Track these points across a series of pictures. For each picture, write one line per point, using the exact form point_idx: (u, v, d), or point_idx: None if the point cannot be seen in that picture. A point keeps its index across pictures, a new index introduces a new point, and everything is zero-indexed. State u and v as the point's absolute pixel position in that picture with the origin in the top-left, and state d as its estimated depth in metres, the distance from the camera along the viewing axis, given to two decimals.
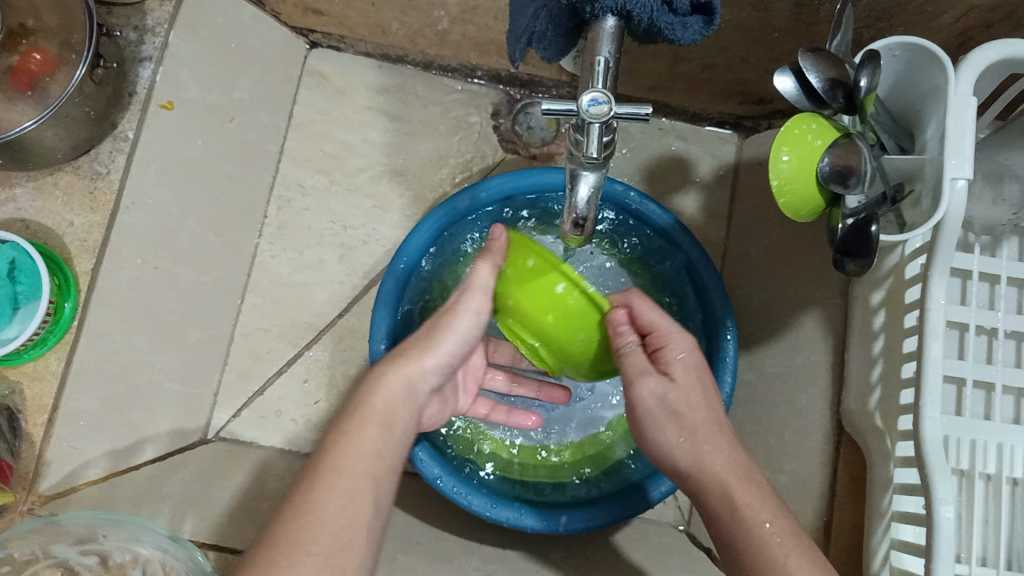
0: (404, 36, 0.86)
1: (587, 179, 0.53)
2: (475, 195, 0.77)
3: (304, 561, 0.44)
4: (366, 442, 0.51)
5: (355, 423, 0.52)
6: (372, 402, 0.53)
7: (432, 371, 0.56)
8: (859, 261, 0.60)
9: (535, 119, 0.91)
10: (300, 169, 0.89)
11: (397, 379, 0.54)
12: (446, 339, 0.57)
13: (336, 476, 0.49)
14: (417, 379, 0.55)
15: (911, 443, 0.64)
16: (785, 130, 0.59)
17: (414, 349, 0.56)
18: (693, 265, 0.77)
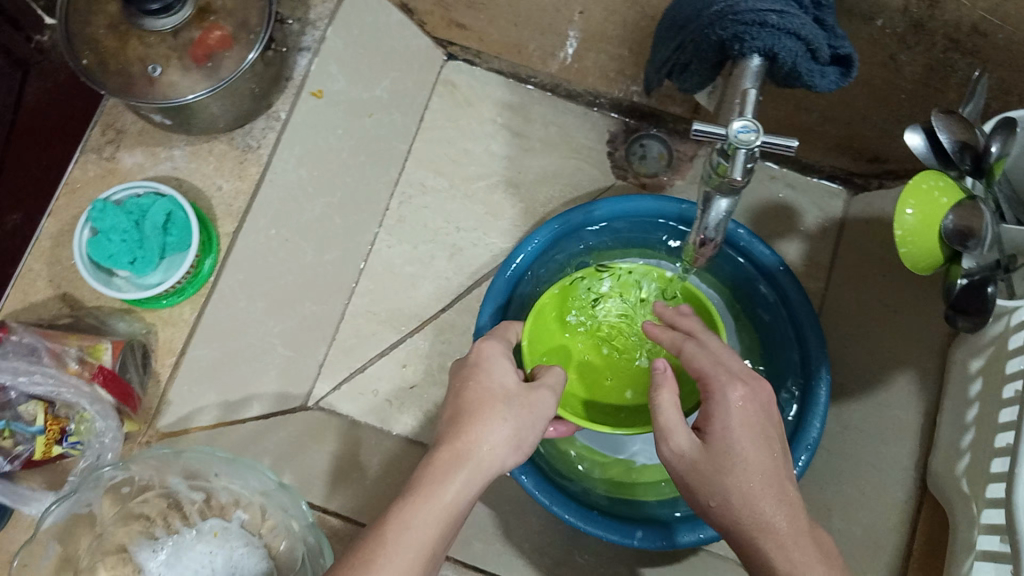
0: (537, 58, 0.91)
1: (719, 204, 0.56)
2: (588, 214, 0.81)
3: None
4: (410, 534, 0.50)
5: (413, 510, 0.51)
6: (427, 492, 0.51)
7: (494, 452, 0.54)
8: (971, 320, 0.62)
9: (648, 151, 0.95)
10: (422, 169, 0.93)
11: (450, 465, 0.52)
12: (516, 423, 0.55)
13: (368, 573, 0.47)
14: (485, 463, 0.53)
15: (1000, 511, 0.63)
16: (910, 184, 0.61)
17: (474, 424, 0.54)
18: (793, 307, 0.79)
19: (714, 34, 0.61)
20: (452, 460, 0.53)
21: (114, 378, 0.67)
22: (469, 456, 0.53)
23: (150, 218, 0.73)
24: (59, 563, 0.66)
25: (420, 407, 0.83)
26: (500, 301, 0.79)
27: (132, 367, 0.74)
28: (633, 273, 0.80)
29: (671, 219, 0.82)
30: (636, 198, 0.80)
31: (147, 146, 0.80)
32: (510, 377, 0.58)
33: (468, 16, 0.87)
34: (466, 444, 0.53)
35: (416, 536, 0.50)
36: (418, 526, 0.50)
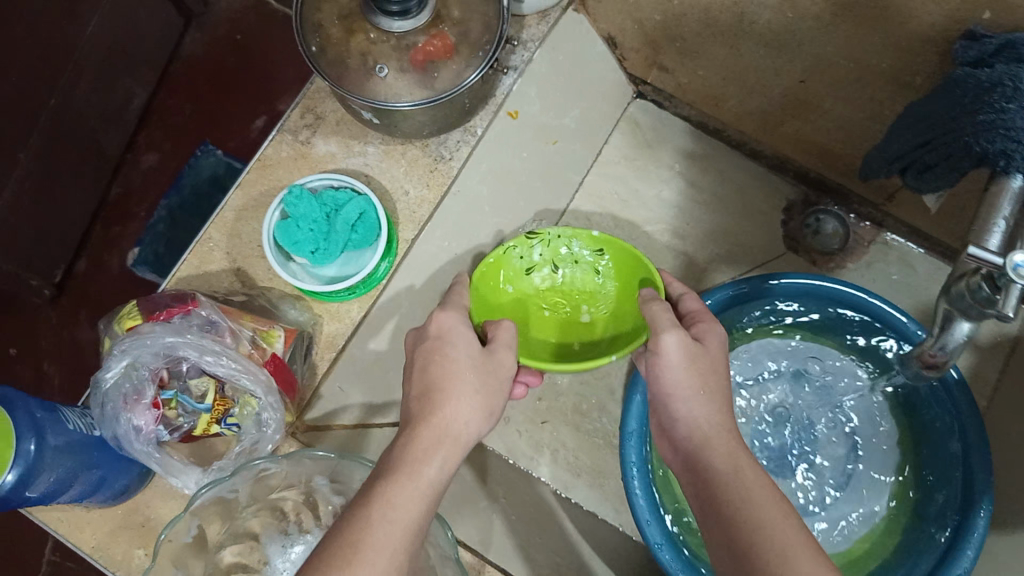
0: (733, 114, 0.88)
1: (962, 326, 0.55)
2: (765, 287, 0.79)
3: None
4: (402, 507, 0.50)
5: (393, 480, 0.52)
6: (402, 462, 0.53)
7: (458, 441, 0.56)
8: None
9: (824, 226, 0.91)
10: (591, 204, 0.94)
11: (423, 443, 0.55)
12: (478, 384, 0.59)
13: (374, 534, 0.48)
14: (454, 432, 0.57)
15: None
16: None
17: (435, 399, 0.57)
18: (961, 421, 0.74)
19: (979, 145, 0.58)
20: (431, 441, 0.55)
21: (281, 368, 0.68)
22: (441, 431, 0.56)
23: (343, 213, 0.72)
24: (195, 543, 0.66)
25: (549, 443, 0.86)
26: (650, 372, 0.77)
27: (298, 356, 0.72)
28: (561, 237, 0.77)
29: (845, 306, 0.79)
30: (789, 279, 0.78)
31: (342, 136, 0.80)
32: (465, 346, 0.61)
33: (674, 61, 0.85)
34: (435, 425, 0.56)
35: (402, 515, 0.50)
36: (393, 499, 0.50)
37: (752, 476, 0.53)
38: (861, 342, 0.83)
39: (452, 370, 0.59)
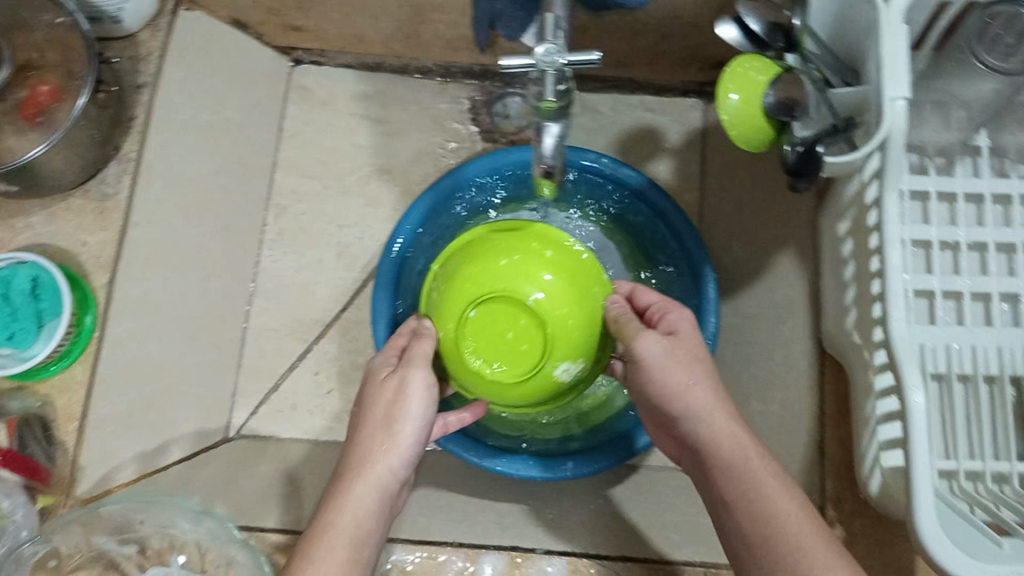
0: (379, 42, 0.90)
1: (550, 130, 0.59)
2: (457, 178, 0.81)
3: None
4: (358, 494, 0.58)
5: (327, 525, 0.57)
6: (353, 486, 0.58)
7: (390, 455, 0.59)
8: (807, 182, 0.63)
9: (511, 108, 0.94)
10: (294, 177, 0.92)
11: (380, 425, 0.60)
12: (378, 422, 0.60)
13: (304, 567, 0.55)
14: (381, 464, 0.59)
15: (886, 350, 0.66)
16: (728, 71, 0.63)
17: (366, 440, 0.60)
18: (669, 216, 0.81)
19: None
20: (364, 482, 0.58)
21: (13, 457, 0.74)
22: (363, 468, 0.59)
23: (15, 287, 0.74)
24: None
25: (342, 407, 0.85)
26: (389, 307, 0.78)
27: (32, 441, 0.77)
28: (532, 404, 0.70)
29: None
30: (477, 161, 0.81)
31: (5, 220, 0.83)
32: (383, 372, 0.63)
33: (300, 16, 0.87)
34: (360, 460, 0.59)
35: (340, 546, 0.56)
36: (338, 518, 0.57)
37: (764, 466, 0.56)
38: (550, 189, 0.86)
39: (374, 412, 0.60)
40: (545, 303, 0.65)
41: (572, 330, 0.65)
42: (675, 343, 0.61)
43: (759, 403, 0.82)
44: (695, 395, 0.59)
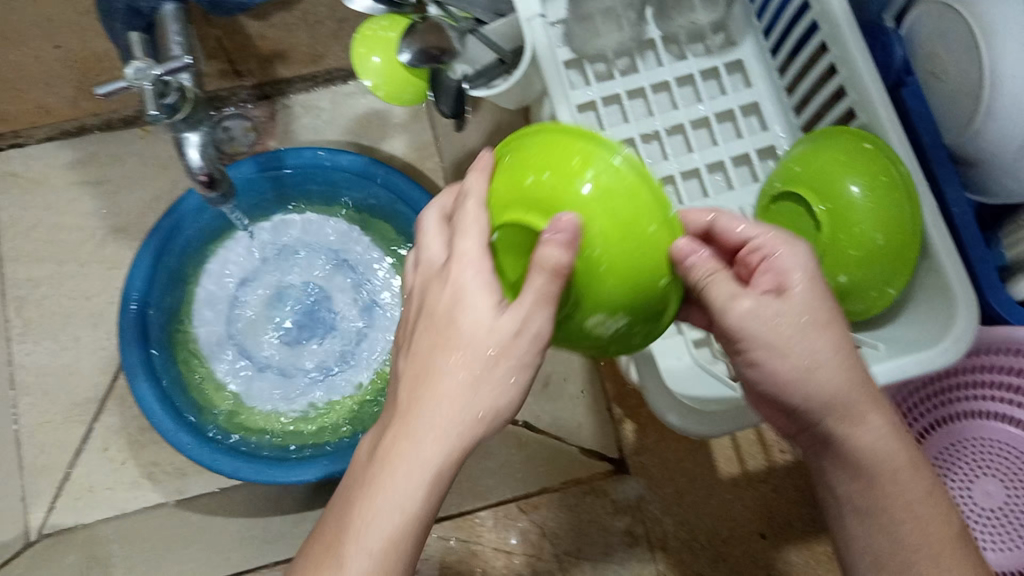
0: (67, 106, 0.87)
1: (190, 141, 0.59)
2: (177, 212, 0.78)
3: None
4: (393, 474, 0.38)
5: (367, 468, 0.40)
6: (390, 451, 0.39)
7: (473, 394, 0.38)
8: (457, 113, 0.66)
9: (232, 129, 0.94)
10: (26, 264, 0.89)
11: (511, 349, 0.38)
12: (452, 343, 0.38)
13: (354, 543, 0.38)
14: (443, 409, 0.38)
15: None
16: (358, 39, 0.64)
17: (436, 348, 0.39)
18: (395, 186, 0.82)
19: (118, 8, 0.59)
20: (435, 429, 0.38)
21: None
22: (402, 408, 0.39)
23: None
24: None
25: (141, 474, 0.84)
26: (143, 356, 0.75)
27: None
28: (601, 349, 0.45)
29: (255, 177, 0.81)
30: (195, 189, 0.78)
31: None
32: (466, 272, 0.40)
33: None
34: (427, 391, 0.38)
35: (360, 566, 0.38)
36: (370, 511, 0.39)
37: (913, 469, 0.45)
38: (276, 196, 0.85)
39: (424, 334, 0.40)
40: (596, 235, 0.42)
41: (648, 248, 0.42)
42: (812, 281, 0.42)
43: None
44: (872, 430, 0.44)
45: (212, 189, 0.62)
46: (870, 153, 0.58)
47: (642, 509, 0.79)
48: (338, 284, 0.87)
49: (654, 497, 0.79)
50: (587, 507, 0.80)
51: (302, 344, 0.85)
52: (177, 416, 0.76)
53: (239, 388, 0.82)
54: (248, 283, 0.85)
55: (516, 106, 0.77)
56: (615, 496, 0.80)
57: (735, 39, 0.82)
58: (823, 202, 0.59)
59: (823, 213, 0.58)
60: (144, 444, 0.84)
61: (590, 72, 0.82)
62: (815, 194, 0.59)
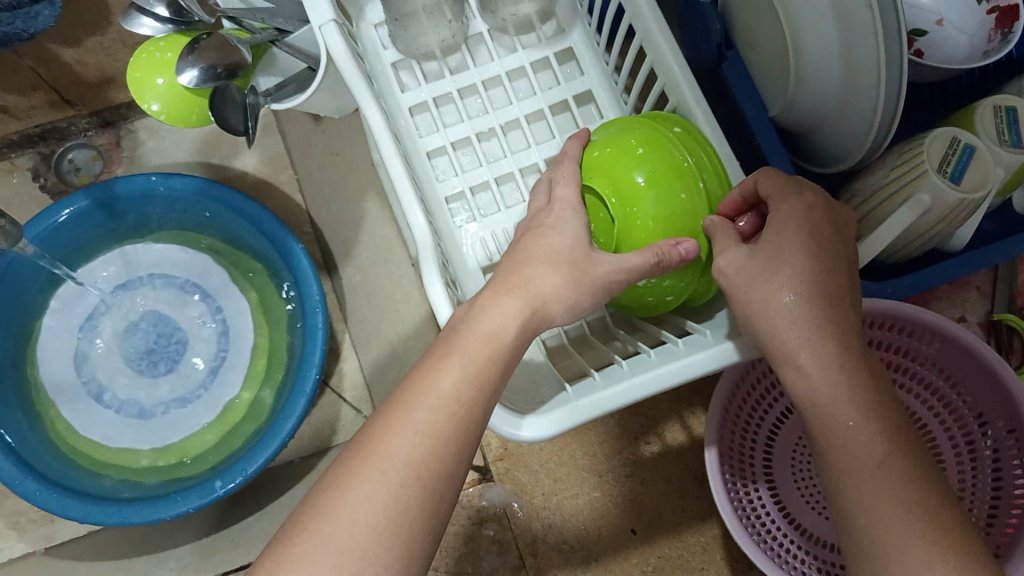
0: None
1: None
2: (0, 256, 0.73)
3: (335, 527, 0.41)
4: (407, 450, 0.43)
5: (379, 431, 0.44)
6: (409, 410, 0.45)
7: (469, 379, 0.46)
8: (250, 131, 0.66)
9: (78, 161, 0.92)
10: None
11: (489, 352, 0.47)
12: (469, 342, 0.47)
13: (356, 493, 0.42)
14: (447, 393, 0.45)
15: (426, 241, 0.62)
16: (139, 63, 0.62)
17: (440, 354, 0.47)
18: (236, 204, 0.77)
19: None
20: (452, 404, 0.45)
21: None
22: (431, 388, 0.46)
23: None
24: None
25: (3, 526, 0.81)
26: None
27: None
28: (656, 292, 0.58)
29: (87, 211, 0.77)
30: (30, 226, 0.73)
31: None
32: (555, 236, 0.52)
33: None
34: (439, 377, 0.46)
35: (363, 515, 0.41)
36: (381, 461, 0.43)
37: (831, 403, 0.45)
38: (115, 225, 0.81)
39: (482, 315, 0.49)
40: (635, 183, 0.58)
41: (682, 204, 0.58)
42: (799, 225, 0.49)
43: (400, 342, 0.84)
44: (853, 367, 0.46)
45: None
46: (651, 149, 0.59)
47: (509, 515, 0.77)
48: (193, 314, 0.84)
49: (522, 503, 0.77)
50: (451, 520, 0.78)
51: (158, 377, 0.82)
52: (20, 463, 0.70)
53: (101, 434, 0.79)
54: (113, 320, 0.83)
55: (338, 111, 0.76)
56: (480, 505, 0.78)
57: (564, 27, 0.80)
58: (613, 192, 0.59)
59: (613, 205, 0.59)
60: (4, 495, 0.81)
61: (420, 73, 0.80)
62: (606, 183, 0.59)
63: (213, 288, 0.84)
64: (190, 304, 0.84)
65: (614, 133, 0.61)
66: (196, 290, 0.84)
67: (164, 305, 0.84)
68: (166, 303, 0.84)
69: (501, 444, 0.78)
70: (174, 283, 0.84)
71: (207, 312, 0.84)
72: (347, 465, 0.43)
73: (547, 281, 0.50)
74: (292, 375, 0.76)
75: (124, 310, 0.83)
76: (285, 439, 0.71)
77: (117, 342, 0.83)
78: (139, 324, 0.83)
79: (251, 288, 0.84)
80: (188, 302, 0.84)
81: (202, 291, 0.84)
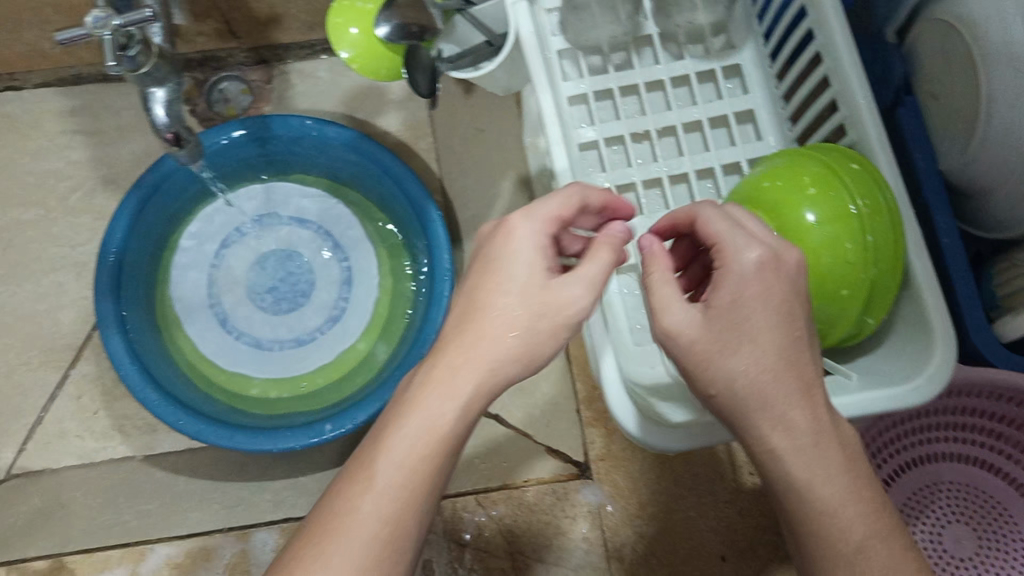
0: (63, 53, 0.87)
1: (157, 96, 0.58)
2: (158, 168, 0.76)
3: (355, 520, 0.42)
4: (401, 455, 0.43)
5: (392, 412, 0.45)
6: (425, 385, 0.44)
7: (510, 356, 0.45)
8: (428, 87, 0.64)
9: (229, 91, 0.94)
10: (15, 207, 0.90)
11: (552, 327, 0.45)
12: (489, 316, 0.45)
13: (370, 482, 0.43)
14: (477, 365, 0.44)
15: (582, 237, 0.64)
16: (339, 8, 0.63)
17: (477, 317, 0.45)
18: (383, 163, 0.79)
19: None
20: (473, 376, 0.44)
21: None
22: (459, 361, 0.45)
23: None
24: None
25: (110, 425, 0.84)
26: (117, 310, 0.74)
27: None
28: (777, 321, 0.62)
29: (242, 142, 0.79)
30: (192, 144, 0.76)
31: None
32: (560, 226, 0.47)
33: None
34: (474, 346, 0.45)
35: (372, 506, 0.42)
36: (391, 451, 0.43)
37: None
38: (263, 161, 0.84)
39: (523, 274, 0.46)
40: (801, 223, 0.60)
41: (843, 255, 0.59)
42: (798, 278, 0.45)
43: None
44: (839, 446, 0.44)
45: (179, 148, 0.61)
46: (822, 191, 0.60)
47: (603, 516, 0.77)
48: (324, 261, 0.86)
49: (617, 506, 0.77)
50: (545, 510, 0.78)
51: (274, 322, 0.85)
52: (145, 371, 0.73)
53: (222, 357, 0.82)
54: (249, 250, 0.86)
55: (505, 91, 0.76)
56: (577, 501, 0.78)
57: (736, 44, 0.79)
58: (778, 224, 0.62)
59: (774, 237, 0.61)
60: (117, 397, 0.85)
61: (584, 65, 0.80)
62: (772, 215, 0.62)
63: (345, 237, 0.86)
64: (323, 246, 0.86)
65: (786, 165, 0.63)
66: (329, 234, 0.86)
67: (297, 243, 0.86)
68: (299, 240, 0.86)
69: (605, 444, 0.79)
70: (311, 224, 0.86)
71: (337, 257, 0.86)
72: (362, 452, 0.44)
73: (571, 280, 0.45)
74: (412, 335, 0.77)
75: (260, 241, 0.86)
76: (396, 396, 0.73)
77: (250, 271, 0.85)
78: (272, 256, 0.86)
79: (383, 244, 0.85)
80: (320, 244, 0.86)
81: (335, 237, 0.86)
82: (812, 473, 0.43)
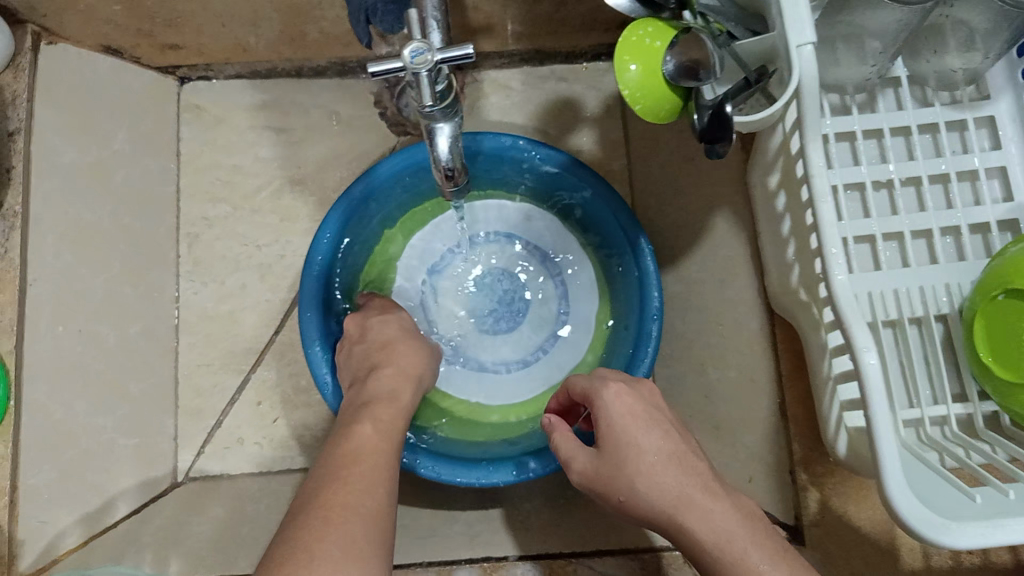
0: (264, 48, 0.85)
1: (442, 130, 0.55)
2: (370, 179, 0.75)
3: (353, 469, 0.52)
4: (364, 442, 0.56)
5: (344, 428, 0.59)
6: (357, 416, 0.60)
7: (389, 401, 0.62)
8: (724, 143, 0.58)
9: None
10: (200, 203, 0.88)
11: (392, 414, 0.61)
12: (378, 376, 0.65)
13: (352, 450, 0.55)
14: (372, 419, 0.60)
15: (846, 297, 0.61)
16: (623, 42, 0.59)
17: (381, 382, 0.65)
18: (594, 190, 0.77)
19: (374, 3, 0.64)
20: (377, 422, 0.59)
21: None
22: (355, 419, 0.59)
23: None
24: None
25: (290, 437, 0.83)
26: (320, 327, 0.73)
27: None
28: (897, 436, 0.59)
29: None
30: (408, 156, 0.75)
31: None
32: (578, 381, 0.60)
33: (173, 34, 0.81)
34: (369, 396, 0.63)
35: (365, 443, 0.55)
36: (367, 431, 0.57)
37: None
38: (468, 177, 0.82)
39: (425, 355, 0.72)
40: None
41: None
42: (638, 410, 0.54)
43: (717, 370, 0.79)
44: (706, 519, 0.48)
45: (450, 183, 0.59)
46: None
47: None
48: (536, 280, 0.85)
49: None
50: None
51: (487, 344, 0.84)
52: None
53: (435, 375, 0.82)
54: (463, 269, 0.86)
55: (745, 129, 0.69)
56: None
57: (989, 93, 0.74)
58: None
59: None
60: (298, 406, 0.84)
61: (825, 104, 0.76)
62: None
63: (558, 261, 0.85)
64: (535, 267, 0.85)
65: None
66: (541, 254, 0.85)
67: (511, 262, 0.86)
68: (513, 258, 0.86)
69: (821, 511, 0.72)
70: (524, 244, 0.86)
71: (550, 279, 0.85)
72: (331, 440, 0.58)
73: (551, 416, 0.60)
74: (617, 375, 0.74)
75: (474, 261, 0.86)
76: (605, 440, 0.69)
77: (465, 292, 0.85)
78: (485, 276, 0.86)
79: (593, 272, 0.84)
80: (533, 264, 0.85)
81: (547, 258, 0.85)
82: (715, 534, 0.47)
